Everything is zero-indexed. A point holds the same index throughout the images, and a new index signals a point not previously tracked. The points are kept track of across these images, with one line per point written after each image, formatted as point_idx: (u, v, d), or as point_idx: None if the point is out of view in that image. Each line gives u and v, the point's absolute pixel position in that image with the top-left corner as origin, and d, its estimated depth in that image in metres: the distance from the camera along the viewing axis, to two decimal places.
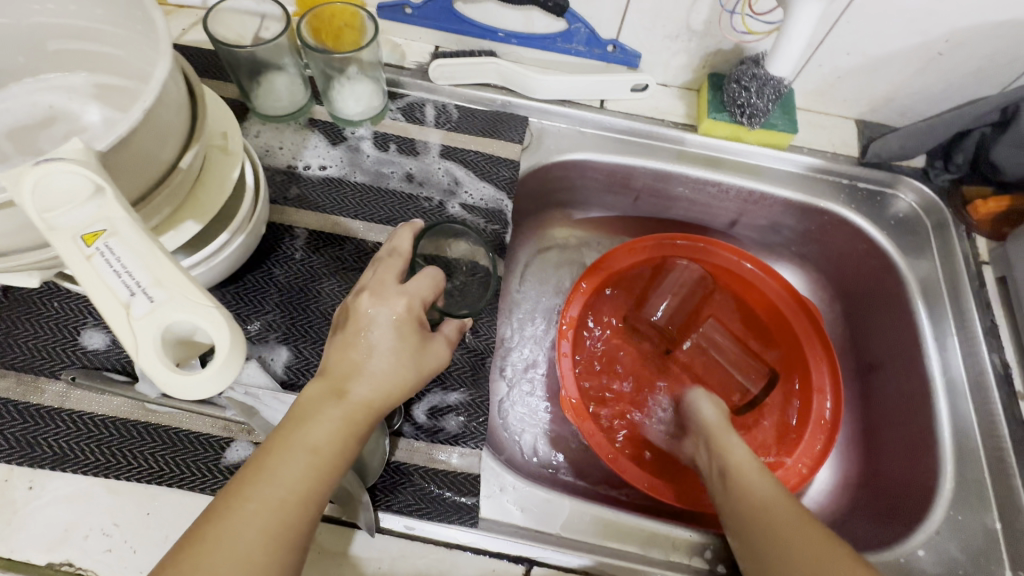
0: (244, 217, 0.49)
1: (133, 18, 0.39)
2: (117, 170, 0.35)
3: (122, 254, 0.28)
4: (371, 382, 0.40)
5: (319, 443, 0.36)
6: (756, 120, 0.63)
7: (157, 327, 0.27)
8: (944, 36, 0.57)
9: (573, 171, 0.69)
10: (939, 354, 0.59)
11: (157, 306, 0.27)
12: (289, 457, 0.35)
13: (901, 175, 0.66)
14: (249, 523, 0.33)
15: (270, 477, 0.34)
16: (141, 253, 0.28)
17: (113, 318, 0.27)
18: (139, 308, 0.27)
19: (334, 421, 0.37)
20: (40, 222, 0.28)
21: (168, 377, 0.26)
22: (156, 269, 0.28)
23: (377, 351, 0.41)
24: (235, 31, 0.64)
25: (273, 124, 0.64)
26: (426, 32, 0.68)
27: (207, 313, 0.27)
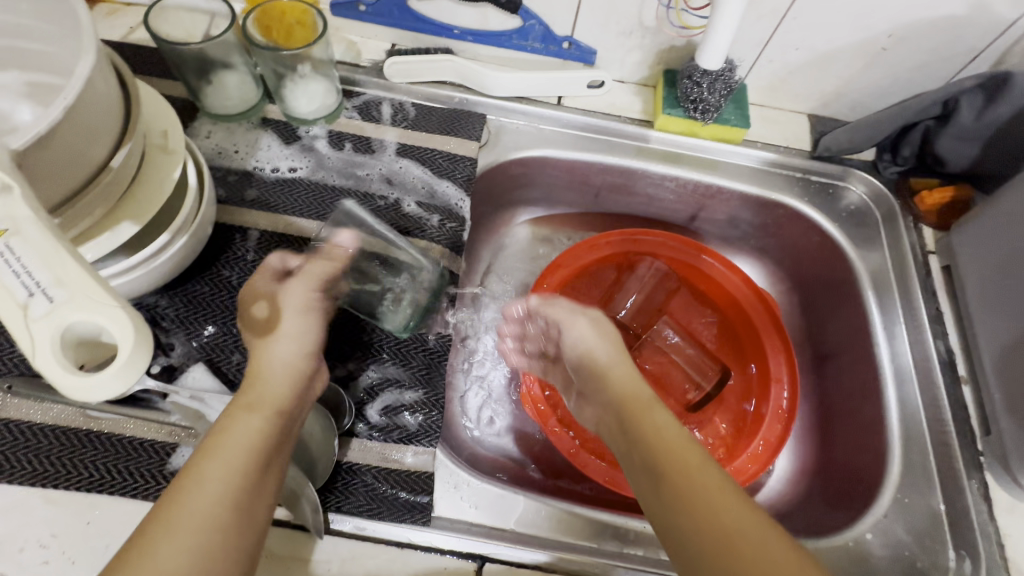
0: (187, 218, 0.48)
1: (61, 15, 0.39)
2: (37, 170, 0.34)
3: (21, 254, 0.28)
4: (280, 370, 0.43)
5: (250, 440, 0.37)
6: (708, 114, 0.64)
7: (55, 328, 0.27)
8: (887, 31, 0.59)
9: (532, 168, 0.69)
10: (888, 342, 0.60)
11: (55, 307, 0.28)
12: (220, 462, 0.34)
13: (851, 168, 0.67)
14: (190, 532, 0.31)
15: (203, 476, 0.33)
16: (44, 254, 0.28)
17: (10, 317, 0.28)
18: (38, 309, 0.27)
19: (259, 420, 0.38)
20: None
21: (66, 378, 0.28)
22: (58, 269, 0.28)
23: (282, 337, 0.45)
24: (184, 29, 0.63)
25: (223, 124, 0.62)
26: (382, 30, 0.67)
27: (109, 316, 0.28)
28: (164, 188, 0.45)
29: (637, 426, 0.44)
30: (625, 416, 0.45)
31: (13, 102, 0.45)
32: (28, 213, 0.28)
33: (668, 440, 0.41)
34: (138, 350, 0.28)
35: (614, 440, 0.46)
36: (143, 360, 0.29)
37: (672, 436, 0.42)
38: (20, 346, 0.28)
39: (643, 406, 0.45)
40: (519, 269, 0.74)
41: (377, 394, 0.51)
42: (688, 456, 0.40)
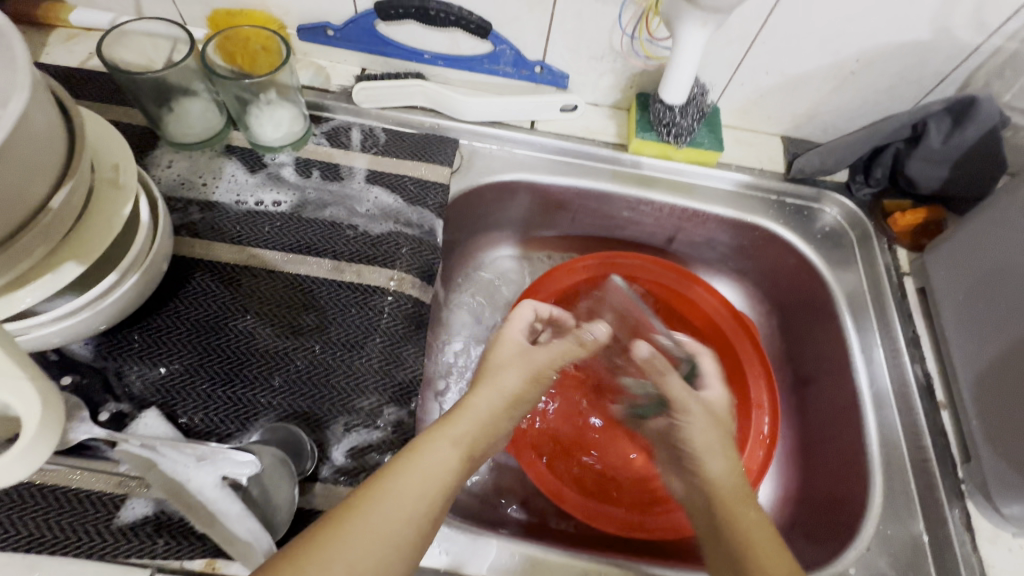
0: (140, 257, 0.47)
1: None
2: None
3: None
4: (488, 408, 0.46)
5: (429, 470, 0.39)
6: (682, 139, 0.63)
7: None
8: (856, 55, 0.59)
9: (507, 193, 0.68)
10: (866, 366, 0.60)
11: None
12: (401, 480, 0.38)
13: (825, 190, 0.67)
14: (364, 541, 0.34)
15: (391, 495, 0.37)
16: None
17: None
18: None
19: (448, 450, 0.41)
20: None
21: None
22: None
23: (495, 391, 0.47)
24: (144, 56, 0.62)
25: (184, 152, 0.60)
26: (351, 54, 0.66)
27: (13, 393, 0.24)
28: (114, 224, 0.43)
29: (729, 523, 0.43)
30: (714, 502, 0.45)
31: None
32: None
33: (754, 538, 0.41)
34: (45, 429, 0.25)
35: (699, 517, 0.46)
36: (50, 442, 0.26)
37: (763, 536, 0.41)
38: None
39: (735, 500, 0.44)
40: (497, 295, 0.73)
41: (342, 434, 0.48)
42: (777, 556, 0.40)
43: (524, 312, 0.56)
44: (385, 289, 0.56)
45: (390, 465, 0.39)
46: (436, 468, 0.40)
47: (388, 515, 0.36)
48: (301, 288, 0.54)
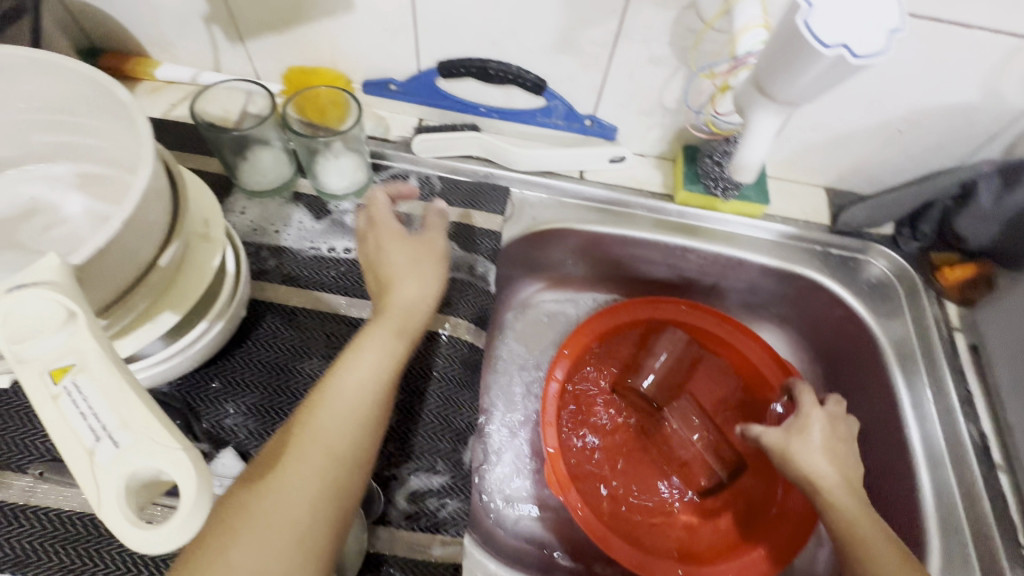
0: (225, 305, 0.50)
1: (119, 114, 0.40)
2: (92, 276, 0.35)
3: (92, 396, 0.30)
4: (409, 296, 0.49)
5: (375, 361, 0.44)
6: (729, 192, 0.66)
7: (123, 472, 0.29)
8: (902, 115, 0.60)
9: (556, 239, 0.70)
10: (919, 423, 0.59)
11: (121, 451, 0.30)
12: (342, 382, 0.42)
13: (871, 242, 0.68)
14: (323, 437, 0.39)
15: (338, 388, 0.41)
16: (109, 396, 0.31)
17: (79, 465, 0.30)
18: (105, 454, 0.29)
19: (382, 336, 0.46)
20: (12, 354, 0.31)
21: (130, 527, 0.29)
22: (121, 411, 0.30)
23: (404, 279, 0.50)
24: (222, 106, 0.66)
25: (256, 199, 0.64)
26: (410, 107, 0.70)
27: (170, 457, 0.29)
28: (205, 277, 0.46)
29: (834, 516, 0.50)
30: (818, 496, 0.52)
31: (63, 192, 0.46)
32: (86, 354, 0.31)
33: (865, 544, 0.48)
34: (195, 495, 0.29)
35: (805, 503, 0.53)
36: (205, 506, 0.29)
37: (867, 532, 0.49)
38: (86, 496, 0.30)
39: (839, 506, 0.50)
40: (541, 336, 0.74)
41: (405, 479, 0.50)
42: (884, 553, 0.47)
43: (384, 198, 0.56)
44: (440, 336, 0.58)
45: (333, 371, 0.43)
46: (382, 352, 0.45)
47: (343, 411, 0.40)
48: None
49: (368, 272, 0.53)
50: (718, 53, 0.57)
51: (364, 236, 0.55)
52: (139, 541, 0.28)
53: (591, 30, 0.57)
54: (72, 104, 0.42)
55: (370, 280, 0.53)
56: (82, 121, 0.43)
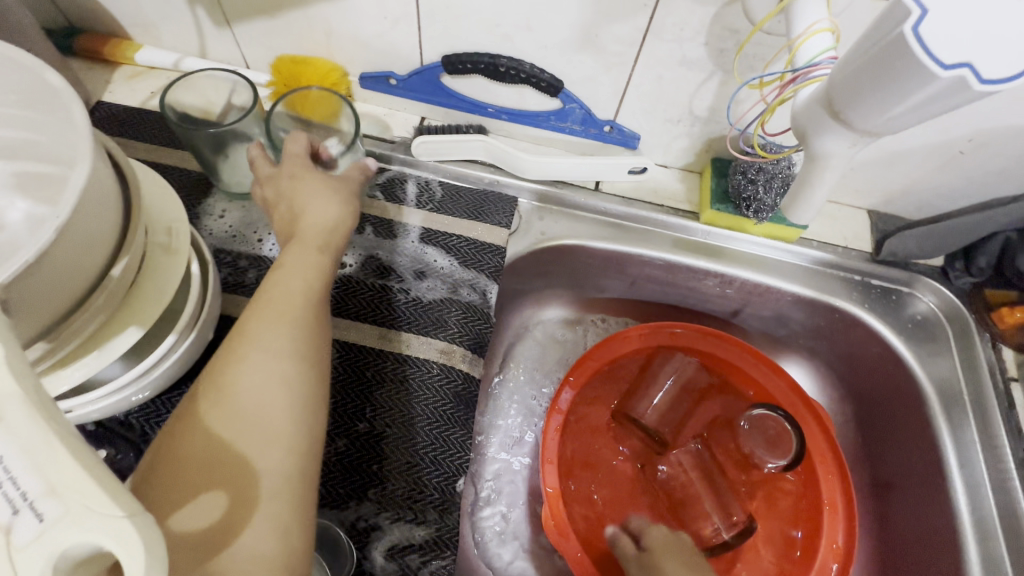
0: (194, 310, 0.45)
1: None
2: (23, 301, 0.29)
3: (5, 447, 0.19)
4: (321, 216, 0.45)
5: (302, 272, 0.41)
6: (762, 214, 0.58)
7: (51, 557, 0.18)
8: (967, 135, 0.53)
9: (566, 256, 0.64)
10: (966, 485, 0.54)
11: (47, 525, 0.18)
12: (262, 319, 0.37)
13: (918, 274, 0.61)
14: (260, 374, 0.34)
15: (264, 306, 0.38)
16: (33, 450, 0.19)
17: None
18: (25, 532, 0.18)
19: (303, 257, 0.42)
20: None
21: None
22: (48, 463, 0.19)
23: (314, 202, 0.46)
24: (207, 97, 0.60)
25: (238, 202, 0.58)
26: (411, 104, 0.64)
27: (118, 528, 0.18)
28: (167, 287, 0.40)
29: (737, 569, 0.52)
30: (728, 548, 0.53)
31: None
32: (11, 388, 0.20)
33: None
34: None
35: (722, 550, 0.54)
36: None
37: None
38: None
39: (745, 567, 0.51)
40: (546, 360, 0.67)
41: (385, 530, 0.45)
42: None
43: (301, 137, 0.51)
44: (433, 364, 0.52)
45: (251, 309, 0.38)
46: (308, 266, 0.41)
47: (273, 345, 0.35)
48: (346, 355, 0.51)
49: (273, 207, 0.48)
50: (769, 63, 0.50)
51: (268, 171, 0.49)
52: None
53: (616, 25, 0.50)
54: None
55: (275, 215, 0.48)
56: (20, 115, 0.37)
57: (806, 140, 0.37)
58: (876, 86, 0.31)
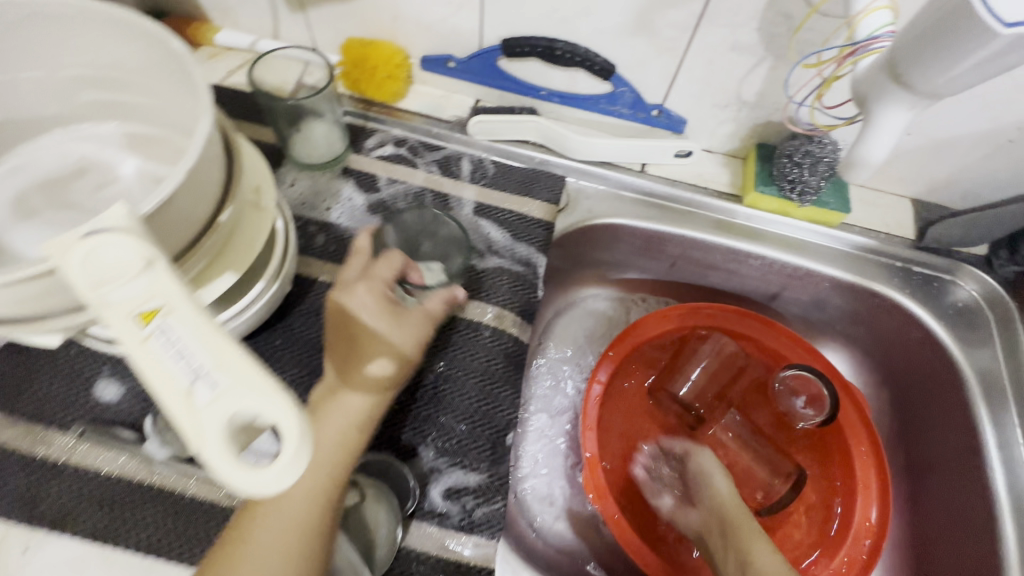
0: (277, 266, 0.49)
1: (170, 72, 0.39)
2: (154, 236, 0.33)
3: (181, 332, 0.24)
4: (370, 373, 0.42)
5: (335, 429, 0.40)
6: (806, 197, 0.60)
7: (224, 417, 0.22)
8: (1016, 123, 0.54)
9: (610, 234, 0.66)
10: (1005, 467, 0.54)
11: (219, 393, 0.22)
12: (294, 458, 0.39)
13: (961, 263, 0.62)
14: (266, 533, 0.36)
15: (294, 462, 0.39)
16: (204, 334, 0.24)
17: (170, 407, 0.23)
18: (201, 398, 0.22)
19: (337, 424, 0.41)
20: (94, 299, 0.25)
21: (243, 476, 0.22)
22: (216, 348, 0.23)
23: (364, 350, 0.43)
24: (280, 78, 0.64)
25: (307, 172, 0.63)
26: (467, 86, 0.67)
27: (277, 398, 0.22)
28: (258, 241, 0.44)
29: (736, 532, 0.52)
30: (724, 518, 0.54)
31: (117, 153, 0.46)
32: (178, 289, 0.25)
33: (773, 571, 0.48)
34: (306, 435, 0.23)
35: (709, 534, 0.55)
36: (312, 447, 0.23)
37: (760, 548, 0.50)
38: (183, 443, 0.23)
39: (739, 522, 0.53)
40: (586, 335, 0.70)
41: (441, 474, 0.48)
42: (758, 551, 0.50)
43: (397, 260, 0.48)
44: (485, 327, 0.55)
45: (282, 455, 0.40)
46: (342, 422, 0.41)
47: (289, 500, 0.37)
48: None
49: (335, 325, 0.45)
50: (829, 39, 0.51)
51: (349, 283, 0.47)
52: (256, 491, 0.21)
53: (671, 12, 0.53)
54: (123, 61, 0.40)
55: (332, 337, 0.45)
56: (137, 80, 0.41)
57: (866, 107, 0.39)
58: (936, 49, 0.33)
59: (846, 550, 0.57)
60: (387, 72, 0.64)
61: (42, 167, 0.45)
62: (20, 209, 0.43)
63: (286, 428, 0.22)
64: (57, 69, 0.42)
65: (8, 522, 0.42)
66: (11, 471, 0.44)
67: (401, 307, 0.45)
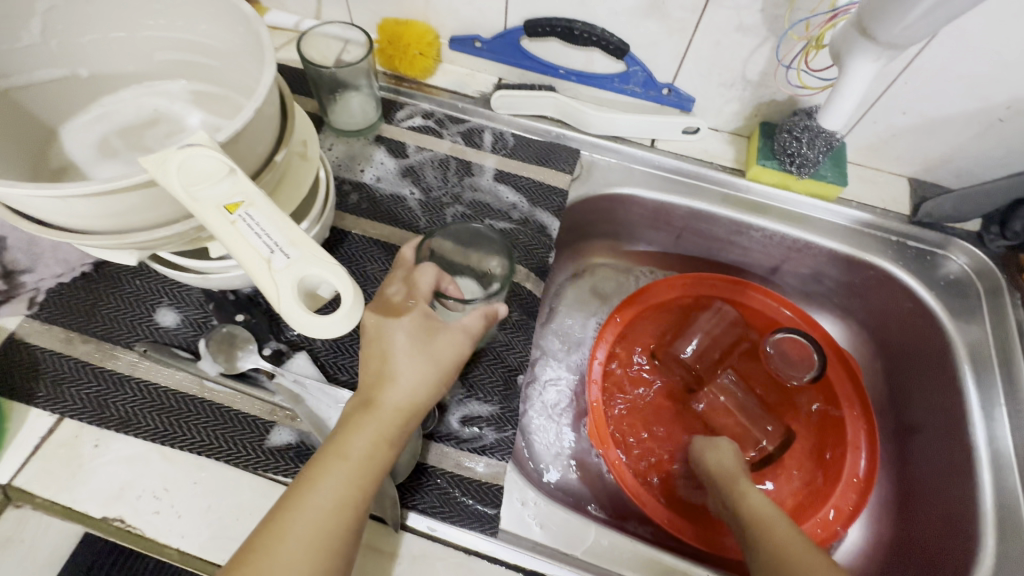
0: (318, 213, 0.54)
1: (236, 32, 0.45)
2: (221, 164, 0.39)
3: (262, 220, 0.32)
4: (402, 395, 0.44)
5: (358, 453, 0.41)
6: (805, 169, 0.63)
7: (296, 280, 0.32)
8: (1005, 102, 0.57)
9: (620, 204, 0.71)
10: (986, 424, 0.57)
11: (294, 262, 0.32)
12: (329, 469, 0.40)
13: (953, 237, 0.65)
14: (294, 548, 0.37)
15: (314, 485, 0.40)
16: (278, 219, 0.33)
17: (254, 271, 0.32)
18: (281, 263, 0.32)
19: (367, 447, 0.42)
20: (185, 195, 0.32)
21: (311, 321, 0.32)
22: (290, 231, 0.32)
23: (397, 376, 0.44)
24: (321, 52, 0.69)
25: (344, 139, 0.69)
26: (491, 65, 0.72)
27: (334, 268, 0.32)
28: (303, 186, 0.50)
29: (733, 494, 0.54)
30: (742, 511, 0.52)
31: (184, 107, 0.52)
32: (254, 187, 0.32)
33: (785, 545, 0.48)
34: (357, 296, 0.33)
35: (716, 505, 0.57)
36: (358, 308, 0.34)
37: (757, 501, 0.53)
38: (266, 296, 0.32)
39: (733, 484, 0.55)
40: (594, 301, 0.75)
41: (458, 403, 0.53)
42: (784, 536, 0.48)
43: (429, 274, 0.48)
44: None
45: (313, 464, 0.41)
46: (364, 446, 0.42)
47: (315, 515, 0.39)
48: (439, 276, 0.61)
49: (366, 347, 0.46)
50: (816, 7, 0.54)
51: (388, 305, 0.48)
52: (323, 329, 0.32)
53: None
54: (196, 24, 0.46)
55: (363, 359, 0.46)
56: (206, 41, 0.48)
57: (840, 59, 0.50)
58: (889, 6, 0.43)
59: (839, 500, 0.60)
60: (419, 49, 0.70)
61: (120, 117, 0.51)
62: (103, 151, 0.49)
63: (343, 292, 0.33)
64: (139, 30, 0.48)
65: (79, 422, 0.49)
66: (82, 379, 0.50)
67: (436, 328, 0.46)
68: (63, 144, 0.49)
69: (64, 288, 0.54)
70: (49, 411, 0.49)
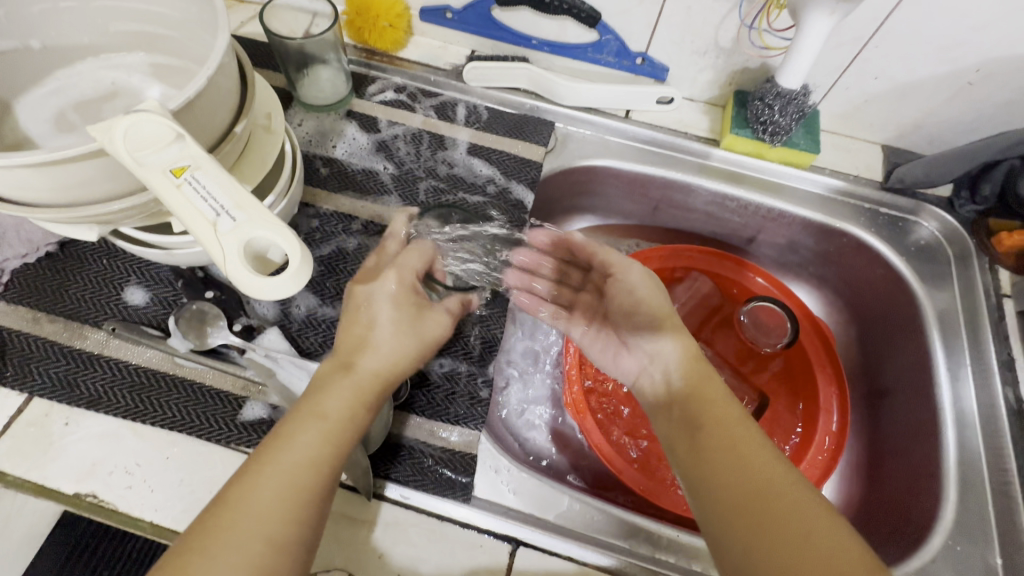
0: (284, 184, 0.53)
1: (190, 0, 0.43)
2: None
3: (210, 185, 0.33)
4: (383, 360, 0.45)
5: (337, 411, 0.41)
6: (778, 137, 0.63)
7: (242, 242, 0.32)
8: (975, 66, 0.58)
9: (596, 176, 0.71)
10: (951, 385, 0.59)
11: (239, 225, 0.32)
12: (307, 426, 0.40)
13: (924, 203, 0.66)
14: (276, 490, 0.37)
15: (291, 442, 0.39)
16: (226, 183, 0.33)
17: (200, 234, 0.32)
18: (226, 227, 0.32)
19: (345, 397, 0.42)
20: (131, 161, 0.32)
21: (256, 283, 0.32)
22: (237, 194, 0.33)
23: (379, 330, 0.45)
24: (288, 25, 0.67)
25: (313, 113, 0.67)
26: (465, 36, 0.71)
27: (281, 229, 0.33)
28: (267, 160, 0.49)
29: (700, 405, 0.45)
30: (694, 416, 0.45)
31: (143, 80, 0.51)
32: (201, 151, 0.33)
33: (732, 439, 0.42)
34: (305, 256, 0.33)
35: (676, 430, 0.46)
36: (306, 271, 0.34)
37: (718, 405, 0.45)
38: (211, 258, 0.33)
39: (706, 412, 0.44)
40: None
41: (431, 376, 0.54)
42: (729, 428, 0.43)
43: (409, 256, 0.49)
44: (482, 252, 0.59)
45: (290, 420, 0.41)
46: (343, 406, 0.42)
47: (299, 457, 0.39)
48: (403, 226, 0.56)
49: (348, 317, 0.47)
50: None
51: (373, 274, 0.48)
52: (267, 291, 0.32)
53: None
54: None
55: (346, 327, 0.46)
56: (160, 10, 0.46)
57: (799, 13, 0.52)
58: None
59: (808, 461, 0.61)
60: (388, 21, 0.68)
61: (78, 91, 0.50)
62: (60, 126, 0.48)
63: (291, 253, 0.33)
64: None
65: (49, 400, 0.48)
66: (49, 358, 0.50)
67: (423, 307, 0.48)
68: (18, 118, 0.48)
69: (30, 269, 0.53)
70: (17, 390, 0.49)
